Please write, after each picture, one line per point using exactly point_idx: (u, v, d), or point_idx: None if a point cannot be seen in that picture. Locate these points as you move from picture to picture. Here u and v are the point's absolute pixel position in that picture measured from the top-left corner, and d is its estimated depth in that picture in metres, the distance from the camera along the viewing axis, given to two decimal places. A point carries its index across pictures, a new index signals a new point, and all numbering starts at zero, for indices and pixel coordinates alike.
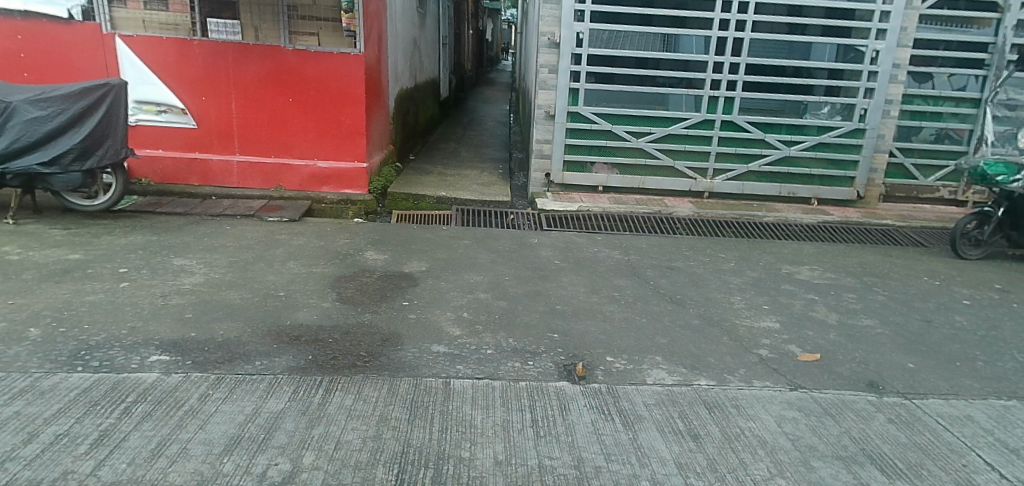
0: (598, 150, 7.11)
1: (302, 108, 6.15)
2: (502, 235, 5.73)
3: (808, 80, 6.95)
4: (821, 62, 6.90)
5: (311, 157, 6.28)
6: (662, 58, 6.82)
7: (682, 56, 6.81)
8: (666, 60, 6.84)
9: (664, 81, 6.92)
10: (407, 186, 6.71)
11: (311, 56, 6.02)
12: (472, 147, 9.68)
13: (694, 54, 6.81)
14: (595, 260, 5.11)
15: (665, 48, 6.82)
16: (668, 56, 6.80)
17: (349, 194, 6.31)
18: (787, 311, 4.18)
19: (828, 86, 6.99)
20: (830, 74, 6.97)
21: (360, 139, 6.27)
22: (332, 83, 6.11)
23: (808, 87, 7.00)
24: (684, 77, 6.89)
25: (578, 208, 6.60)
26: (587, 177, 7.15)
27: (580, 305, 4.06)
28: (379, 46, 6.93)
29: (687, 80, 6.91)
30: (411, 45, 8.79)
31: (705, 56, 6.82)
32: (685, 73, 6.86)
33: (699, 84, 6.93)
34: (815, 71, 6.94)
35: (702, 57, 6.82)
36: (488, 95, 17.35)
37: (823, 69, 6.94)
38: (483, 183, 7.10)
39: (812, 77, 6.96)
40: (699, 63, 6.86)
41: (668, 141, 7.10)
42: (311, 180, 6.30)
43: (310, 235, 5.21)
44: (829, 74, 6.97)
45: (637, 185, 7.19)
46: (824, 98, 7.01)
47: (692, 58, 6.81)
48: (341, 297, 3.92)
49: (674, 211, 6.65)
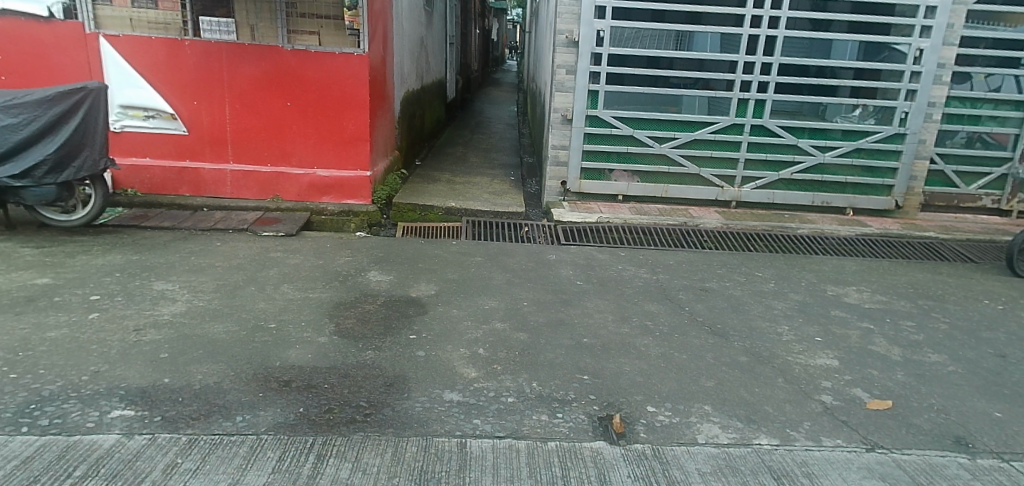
0: (619, 157, 6.64)
1: (302, 113, 5.71)
2: (518, 251, 5.25)
3: (832, 81, 6.45)
4: (850, 61, 6.40)
5: (311, 166, 5.84)
6: (675, 56, 6.33)
7: (697, 55, 6.32)
8: (679, 59, 6.35)
9: (677, 82, 6.44)
10: (414, 195, 6.25)
11: (312, 56, 5.58)
12: (481, 151, 9.22)
13: (708, 53, 6.33)
14: (621, 281, 4.63)
15: (682, 46, 6.33)
16: (683, 55, 6.32)
17: (351, 205, 5.86)
18: (843, 345, 3.69)
19: (853, 86, 6.49)
20: (856, 73, 6.46)
21: (364, 146, 5.83)
22: (334, 86, 5.66)
23: (833, 88, 6.50)
24: (701, 78, 6.39)
25: (597, 219, 6.12)
26: (606, 186, 6.68)
27: (610, 338, 3.59)
28: (384, 46, 6.48)
29: (704, 81, 6.41)
30: (418, 44, 8.34)
31: (724, 55, 6.33)
32: (699, 73, 6.37)
33: (718, 85, 6.44)
34: (840, 71, 6.45)
35: (718, 56, 6.34)
36: (496, 96, 16.91)
37: (848, 68, 6.44)
38: (495, 192, 6.63)
39: (836, 77, 6.46)
40: (719, 63, 6.38)
41: (693, 147, 6.62)
42: (311, 190, 5.85)
43: (307, 253, 4.77)
44: (855, 74, 6.47)
45: (659, 193, 6.72)
46: (855, 100, 6.52)
47: (707, 58, 6.33)
48: (339, 330, 3.46)
49: (701, 222, 6.17)
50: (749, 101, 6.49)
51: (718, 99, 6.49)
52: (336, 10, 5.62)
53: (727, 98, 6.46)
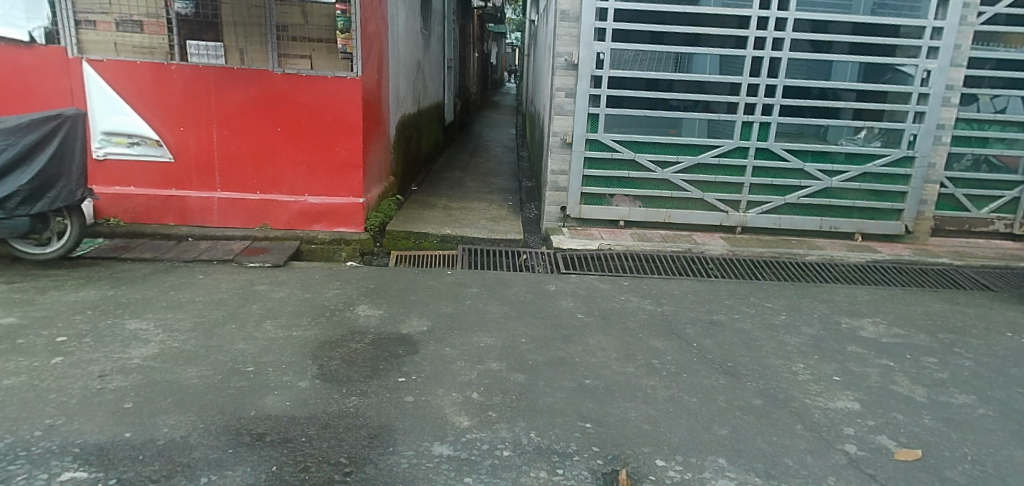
0: (620, 181, 6.45)
1: (293, 139, 5.53)
2: (515, 281, 5.02)
3: (834, 103, 6.28)
4: (853, 83, 6.23)
5: (301, 193, 5.64)
6: (674, 78, 6.16)
7: (696, 77, 6.16)
8: (678, 81, 6.19)
9: (676, 105, 6.26)
10: (408, 223, 6.03)
11: (303, 80, 5.42)
12: (479, 175, 9.03)
13: (707, 75, 6.17)
14: (625, 314, 4.40)
15: (681, 68, 6.16)
16: (683, 76, 6.16)
17: (343, 233, 5.65)
18: (864, 385, 3.44)
19: (856, 109, 6.31)
20: (858, 95, 6.29)
21: (356, 172, 5.64)
22: (326, 110, 5.49)
23: (835, 110, 6.32)
24: (700, 100, 6.23)
25: (598, 246, 5.90)
26: (607, 211, 6.48)
27: (613, 378, 3.34)
28: (379, 70, 6.34)
29: (704, 103, 6.25)
30: (415, 67, 8.22)
31: (724, 77, 6.17)
32: (699, 95, 6.21)
33: (719, 107, 6.27)
34: (842, 93, 6.28)
35: (717, 78, 6.17)
36: (495, 119, 16.82)
37: (851, 90, 6.27)
38: (492, 218, 6.42)
39: (838, 99, 6.29)
40: (720, 85, 6.22)
41: (696, 171, 6.43)
42: (301, 218, 5.64)
43: (294, 285, 4.54)
44: (857, 96, 6.29)
45: (662, 219, 6.51)
46: (859, 122, 6.34)
47: (707, 79, 6.17)
48: (323, 372, 3.23)
49: (706, 249, 5.95)
50: (750, 123, 6.31)
51: (719, 121, 6.31)
52: (327, 33, 5.47)
53: (729, 120, 6.29)
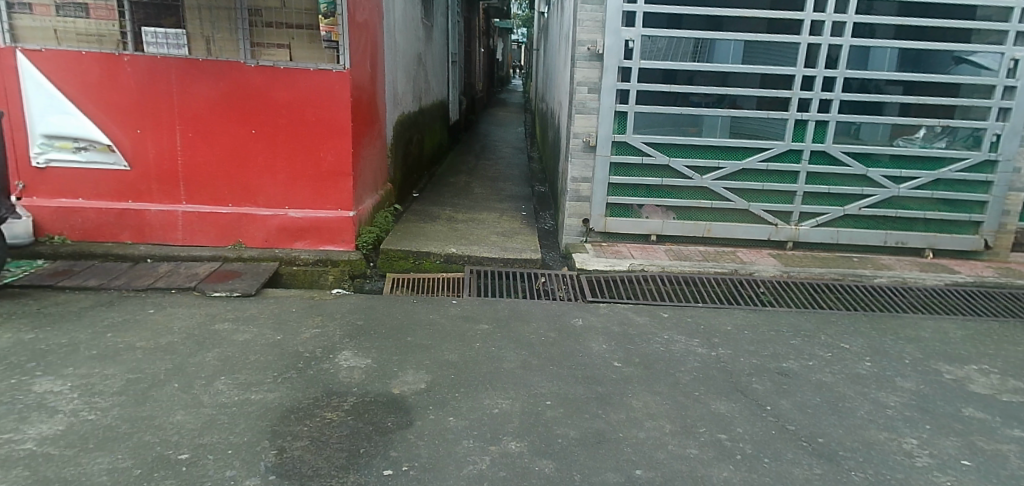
0: (652, 190, 5.60)
1: (270, 143, 4.76)
2: (533, 314, 4.17)
3: (880, 97, 5.38)
4: (896, 73, 5.34)
5: (280, 205, 4.86)
6: (698, 70, 5.29)
7: (719, 67, 5.28)
8: (701, 74, 5.33)
9: (699, 100, 5.38)
10: (406, 239, 5.19)
11: (281, 74, 4.64)
12: (487, 181, 8.17)
13: (731, 65, 5.29)
14: (672, 361, 3.53)
15: (704, 58, 5.29)
16: (707, 67, 5.28)
17: (329, 252, 4.85)
18: (1005, 474, 2.59)
19: (902, 103, 5.40)
20: (905, 89, 5.39)
21: (344, 181, 4.87)
22: (308, 109, 4.73)
23: (878, 106, 5.41)
24: (724, 95, 5.35)
25: (629, 267, 5.05)
26: (637, 224, 5.64)
27: (674, 468, 2.50)
28: (373, 63, 5.55)
29: (731, 97, 5.37)
30: (415, 60, 7.38)
31: (751, 67, 5.29)
32: (722, 89, 5.33)
33: (747, 102, 5.39)
34: (885, 86, 5.37)
35: (743, 69, 5.29)
36: (503, 118, 15.99)
37: (897, 83, 5.37)
38: (505, 233, 5.58)
39: (881, 94, 5.38)
40: (749, 76, 5.34)
41: (742, 178, 5.57)
42: (280, 234, 4.85)
43: (265, 323, 3.71)
44: (904, 90, 5.39)
45: (700, 233, 5.65)
46: (923, 120, 5.43)
47: (731, 70, 5.29)
48: (282, 461, 2.39)
49: (756, 271, 5.10)
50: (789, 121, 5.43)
51: (758, 120, 5.43)
52: (309, 18, 4.77)
53: (776, 118, 5.41)
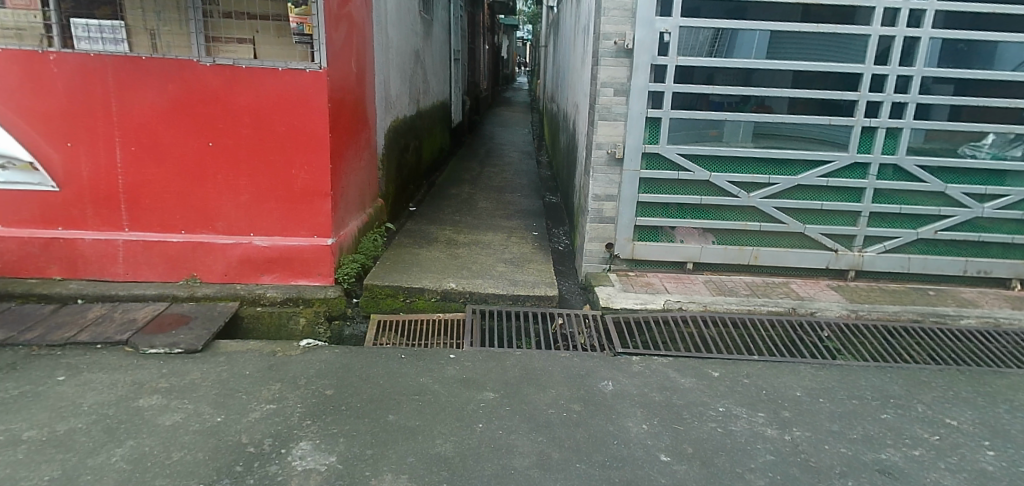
0: (689, 210, 4.75)
1: (232, 158, 3.96)
2: (550, 374, 3.33)
3: (965, 100, 4.48)
4: (955, 69, 4.44)
5: (243, 232, 4.05)
6: (717, 66, 4.43)
7: (740, 63, 4.41)
8: (720, 72, 4.46)
9: (719, 101, 4.50)
10: (396, 270, 4.34)
11: (243, 76, 3.84)
12: (493, 192, 7.32)
13: (755, 60, 4.42)
14: (736, 452, 2.69)
15: (722, 52, 4.42)
16: (726, 63, 4.40)
17: (302, 288, 4.04)
18: None
19: (952, 104, 4.50)
20: (957, 89, 4.49)
21: (321, 202, 4.08)
22: (277, 116, 3.93)
23: (953, 109, 4.52)
24: (747, 95, 4.47)
25: (664, 306, 4.20)
26: (671, 250, 4.77)
27: None
28: (359, 60, 4.74)
29: (758, 98, 4.49)
30: (412, 57, 6.53)
31: (795, 63, 4.42)
32: (744, 88, 4.45)
33: (777, 104, 4.51)
34: (967, 86, 4.48)
35: (779, 65, 4.42)
36: (510, 117, 15.11)
37: (946, 81, 4.48)
38: (514, 260, 4.73)
39: (942, 95, 4.50)
40: (779, 73, 4.46)
41: (796, 195, 4.72)
42: (243, 267, 4.04)
43: (206, 394, 2.89)
44: (955, 90, 4.49)
45: (745, 261, 4.79)
46: (988, 127, 4.50)
47: (755, 66, 4.41)
48: None
49: (818, 311, 4.26)
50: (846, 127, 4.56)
51: (816, 126, 4.57)
52: (276, 7, 3.98)
53: (830, 124, 4.55)
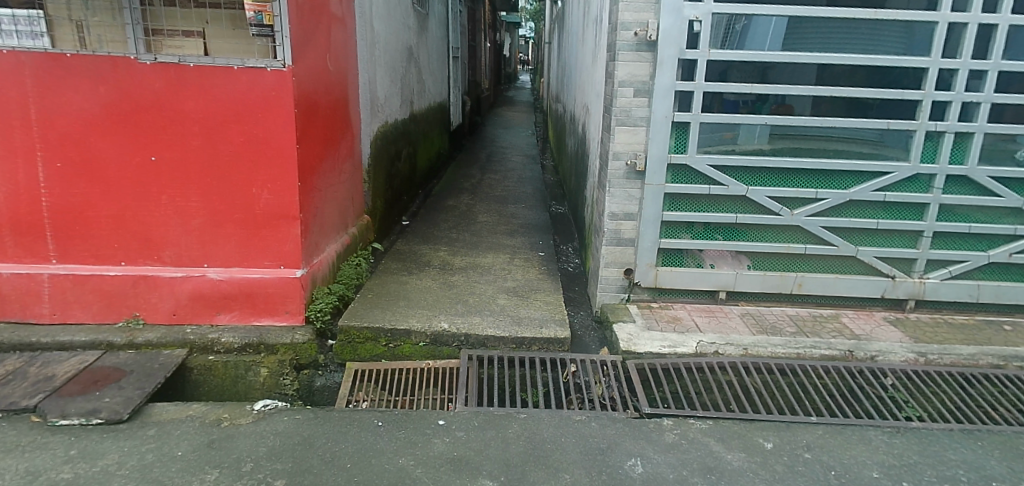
0: (721, 231, 4.08)
1: (179, 176, 3.30)
2: (563, 449, 2.67)
3: None
4: None
5: (194, 263, 3.39)
6: (738, 60, 3.74)
7: (769, 58, 3.74)
8: (734, 67, 3.78)
9: (733, 100, 3.82)
10: (378, 305, 3.68)
11: (191, 77, 3.19)
12: (494, 202, 6.65)
13: (800, 53, 3.74)
14: None
15: (747, 45, 3.75)
16: (755, 57, 3.74)
17: (264, 331, 3.38)
18: None
19: None
20: None
21: (286, 226, 3.42)
22: (233, 124, 3.27)
23: None
24: (763, 94, 3.80)
25: (697, 350, 3.53)
26: (701, 277, 4.09)
27: None
28: (337, 57, 4.08)
29: (778, 97, 3.81)
30: (404, 53, 5.86)
31: (852, 56, 3.73)
32: (775, 87, 3.77)
33: (799, 105, 3.83)
34: None
35: (833, 59, 3.73)
36: (512, 118, 14.44)
37: None
38: (517, 291, 4.06)
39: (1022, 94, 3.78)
40: (805, 68, 3.77)
41: (846, 212, 4.02)
42: (194, 305, 3.38)
43: None
44: None
45: (787, 289, 4.10)
46: None
47: (784, 61, 3.74)
48: None
49: (879, 356, 3.58)
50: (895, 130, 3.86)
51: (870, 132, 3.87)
52: None
53: (865, 129, 3.86)
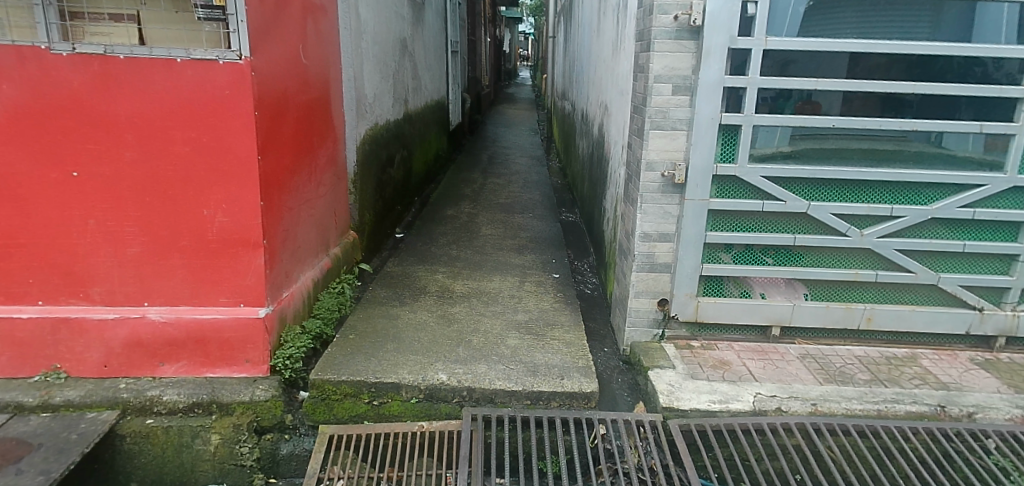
0: (774, 254, 3.42)
1: (110, 194, 2.63)
2: None
3: None
4: None
5: (131, 301, 2.73)
6: (800, 49, 3.07)
7: (840, 47, 3.06)
8: (780, 60, 3.12)
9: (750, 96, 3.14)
10: (361, 348, 3.01)
11: (120, 71, 2.53)
12: (500, 212, 5.99)
13: (877, 41, 3.06)
14: None
15: (811, 32, 3.10)
16: (822, 46, 3.06)
17: (218, 387, 2.72)
18: None
19: None
20: None
21: (246, 254, 2.76)
22: (175, 131, 2.61)
23: None
24: (786, 89, 3.12)
25: (755, 408, 2.86)
26: (750, 309, 3.42)
27: None
28: (315, 48, 3.41)
29: (801, 92, 3.14)
30: (398, 46, 5.19)
31: (940, 44, 3.06)
32: (848, 82, 3.09)
33: (827, 102, 3.15)
34: None
35: (918, 48, 3.05)
36: (516, 117, 13.76)
37: None
38: (530, 326, 3.40)
39: None
40: (880, 60, 3.10)
41: (924, 232, 3.36)
42: (129, 354, 2.72)
43: None
44: None
45: (853, 324, 3.43)
46: None
47: (858, 50, 3.06)
48: None
49: (977, 413, 2.91)
50: (949, 134, 3.18)
51: (950, 135, 3.19)
52: None
53: (909, 130, 3.18)
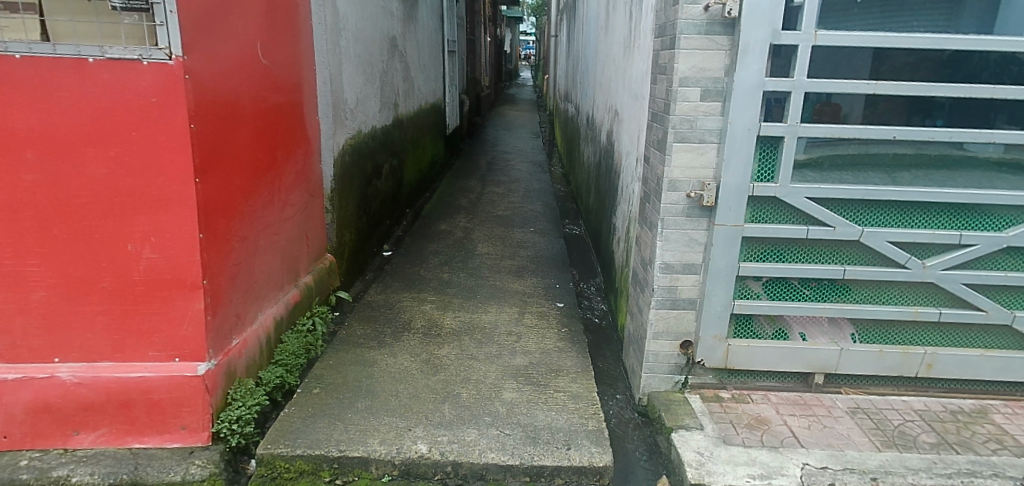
0: (817, 289, 2.89)
1: (7, 227, 2.11)
2: None
3: None
4: None
5: (36, 357, 2.22)
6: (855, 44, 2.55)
7: (905, 43, 2.55)
8: (829, 58, 2.60)
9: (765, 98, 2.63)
10: (326, 408, 2.50)
11: (16, 74, 2.01)
12: (498, 226, 5.47)
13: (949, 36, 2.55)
14: None
15: (867, 24, 2.58)
16: (884, 41, 2.54)
17: (144, 462, 2.23)
18: None
19: None
20: None
21: (183, 299, 2.24)
22: (89, 148, 2.09)
23: None
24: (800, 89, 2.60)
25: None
26: (789, 353, 2.89)
27: None
28: (280, 46, 2.90)
29: (818, 94, 2.62)
30: (385, 45, 4.68)
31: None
32: (914, 87, 2.58)
33: (847, 105, 2.64)
34: None
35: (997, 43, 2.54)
36: (519, 119, 13.24)
37: None
38: (529, 373, 2.88)
39: None
40: (947, 57, 2.60)
41: (996, 263, 2.83)
42: (35, 421, 2.23)
43: None
44: None
45: (910, 370, 2.90)
46: None
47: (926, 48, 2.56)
48: None
49: None
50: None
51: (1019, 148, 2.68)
52: None
53: (976, 143, 2.66)
